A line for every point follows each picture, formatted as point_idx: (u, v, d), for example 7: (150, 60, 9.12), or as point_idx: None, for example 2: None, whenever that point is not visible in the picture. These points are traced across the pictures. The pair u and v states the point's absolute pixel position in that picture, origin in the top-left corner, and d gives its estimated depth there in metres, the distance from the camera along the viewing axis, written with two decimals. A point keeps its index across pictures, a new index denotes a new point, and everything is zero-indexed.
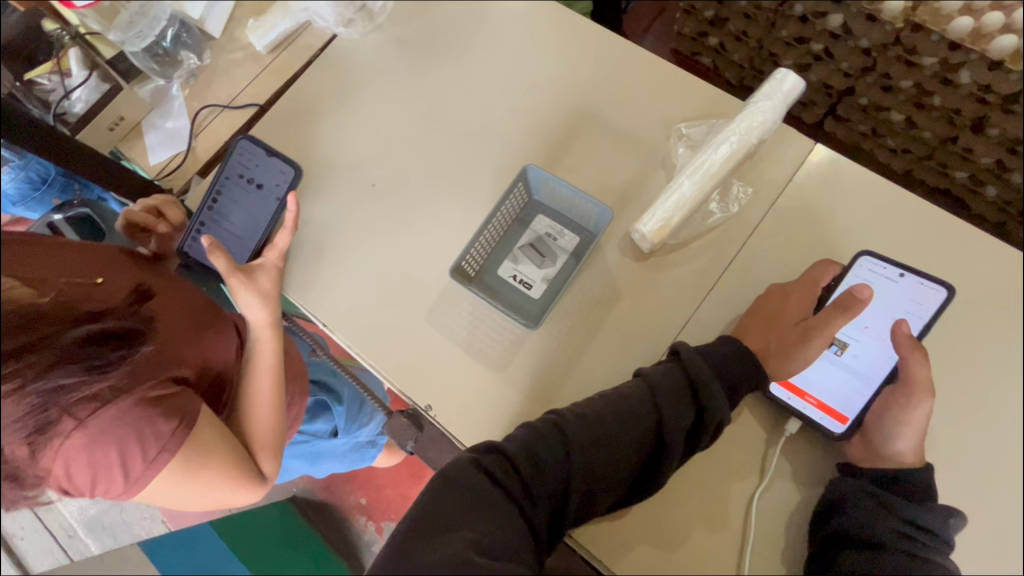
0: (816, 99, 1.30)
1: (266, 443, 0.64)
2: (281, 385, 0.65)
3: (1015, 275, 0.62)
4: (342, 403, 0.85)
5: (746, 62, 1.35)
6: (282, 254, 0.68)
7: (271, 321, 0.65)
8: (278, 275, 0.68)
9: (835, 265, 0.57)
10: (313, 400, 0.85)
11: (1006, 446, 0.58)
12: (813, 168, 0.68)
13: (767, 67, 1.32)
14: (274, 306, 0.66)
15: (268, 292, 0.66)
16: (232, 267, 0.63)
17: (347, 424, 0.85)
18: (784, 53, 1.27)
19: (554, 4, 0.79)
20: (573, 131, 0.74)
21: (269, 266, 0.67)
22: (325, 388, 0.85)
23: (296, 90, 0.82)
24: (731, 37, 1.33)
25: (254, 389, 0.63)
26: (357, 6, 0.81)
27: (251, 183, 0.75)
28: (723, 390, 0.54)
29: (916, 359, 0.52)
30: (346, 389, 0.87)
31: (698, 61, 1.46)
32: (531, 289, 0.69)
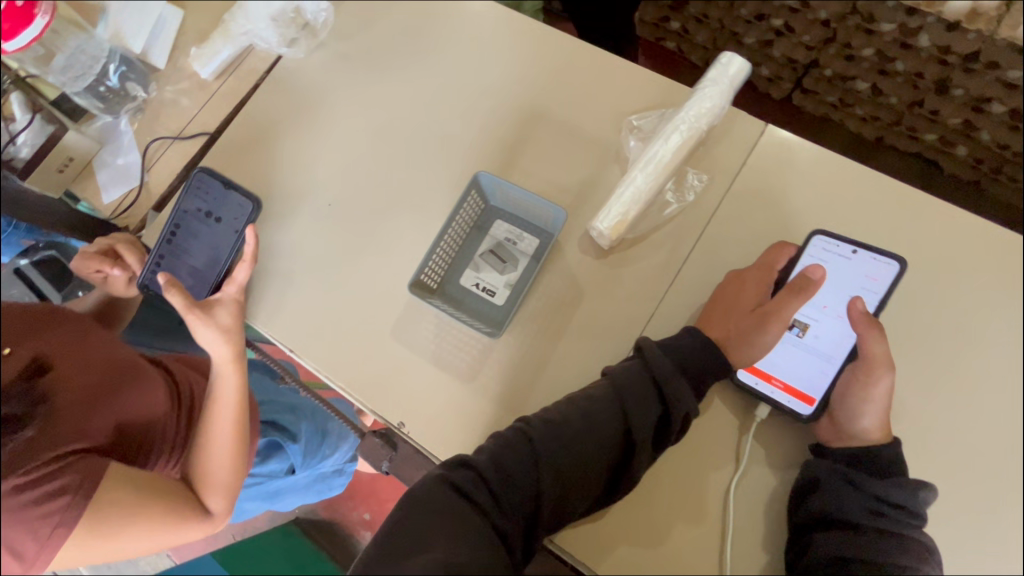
0: (781, 75, 1.29)
1: (220, 483, 0.64)
2: (242, 420, 0.65)
3: (971, 238, 0.62)
4: (297, 440, 0.84)
5: (709, 44, 1.34)
6: (242, 287, 0.67)
7: (234, 355, 0.65)
8: (238, 308, 0.67)
9: (790, 248, 0.57)
10: (265, 440, 0.83)
11: (973, 410, 0.58)
12: (764, 150, 0.67)
13: (731, 46, 1.31)
14: (236, 339, 0.65)
15: (228, 328, 0.65)
16: (189, 303, 0.63)
17: (305, 459, 0.84)
18: (746, 31, 1.26)
19: (494, 5, 0.78)
20: (524, 133, 0.73)
21: (228, 300, 0.66)
22: (276, 427, 0.84)
23: (244, 115, 0.81)
24: (692, 19, 1.33)
25: (213, 427, 0.63)
26: (300, 25, 0.82)
27: (209, 217, 0.73)
28: (688, 383, 0.54)
29: (874, 334, 0.52)
30: (300, 425, 0.86)
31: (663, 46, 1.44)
32: (495, 296, 0.68)
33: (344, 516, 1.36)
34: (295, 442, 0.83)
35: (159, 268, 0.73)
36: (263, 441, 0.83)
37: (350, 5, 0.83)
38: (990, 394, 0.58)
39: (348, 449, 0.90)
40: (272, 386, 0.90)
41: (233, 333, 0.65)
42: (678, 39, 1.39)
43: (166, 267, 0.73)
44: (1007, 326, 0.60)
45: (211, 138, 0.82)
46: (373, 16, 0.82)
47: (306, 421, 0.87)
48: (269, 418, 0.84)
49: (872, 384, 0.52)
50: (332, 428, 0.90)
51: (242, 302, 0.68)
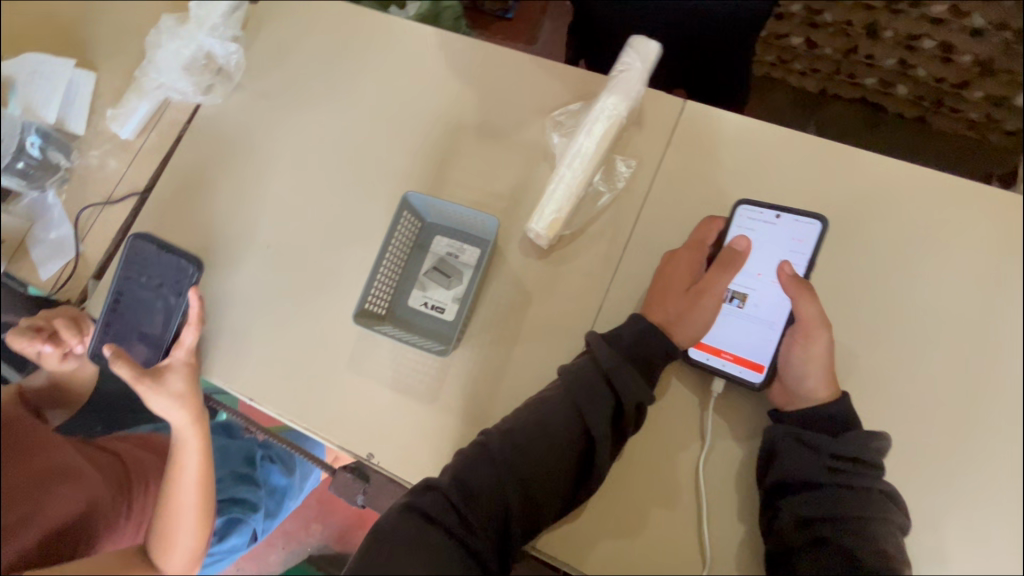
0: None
1: (184, 547, 0.70)
2: (206, 480, 0.69)
3: (897, 182, 0.63)
4: (256, 509, 0.90)
5: None
6: (191, 350, 0.65)
7: (195, 418, 0.67)
8: (190, 370, 0.68)
9: (718, 221, 0.57)
10: (224, 518, 0.88)
11: (922, 348, 0.59)
12: (687, 126, 0.68)
13: None
14: (193, 405, 0.67)
15: (179, 395, 0.66)
16: (139, 374, 0.64)
17: (264, 523, 0.91)
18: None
19: (404, 22, 0.78)
20: (451, 145, 0.73)
21: (178, 363, 0.67)
22: (235, 502, 0.89)
23: (171, 169, 0.79)
24: None
25: (178, 492, 0.68)
26: (213, 70, 0.81)
27: (150, 281, 0.71)
28: (639, 371, 0.54)
29: (806, 295, 0.53)
30: (257, 493, 0.91)
31: None
32: (445, 312, 0.68)
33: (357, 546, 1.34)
34: (254, 512, 0.89)
35: (106, 337, 0.71)
36: (221, 520, 0.87)
37: (261, 44, 0.82)
38: (934, 331, 0.59)
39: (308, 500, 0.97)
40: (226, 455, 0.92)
41: (188, 396, 0.66)
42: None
43: (113, 336, 0.71)
44: (942, 262, 0.61)
45: (142, 198, 0.81)
46: (285, 52, 0.81)
47: (263, 487, 0.92)
48: (226, 496, 0.89)
49: (812, 343, 0.53)
50: (294, 483, 0.95)
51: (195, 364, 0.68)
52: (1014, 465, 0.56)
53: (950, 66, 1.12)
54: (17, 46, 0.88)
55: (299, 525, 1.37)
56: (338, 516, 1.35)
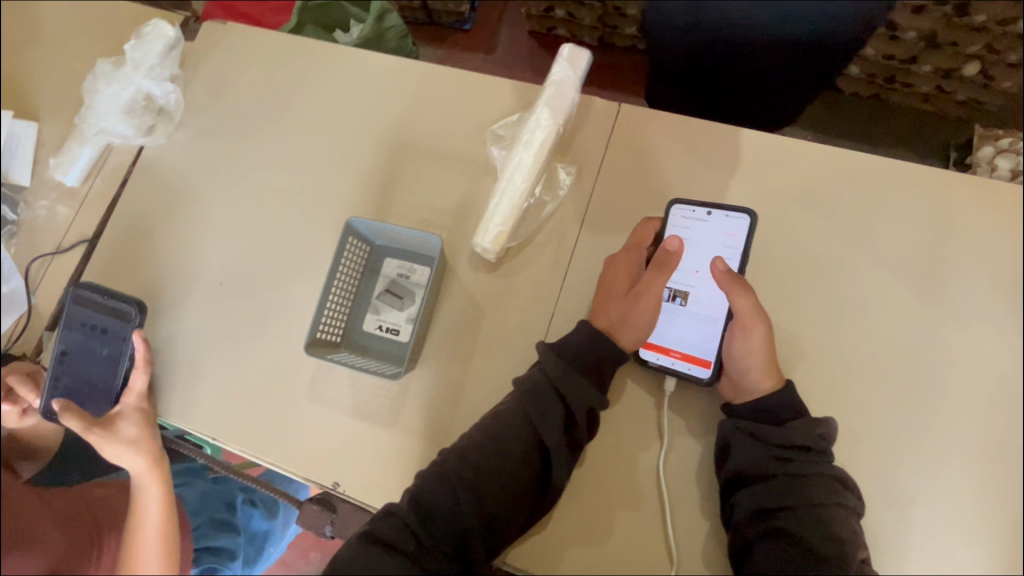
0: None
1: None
2: (168, 526, 0.65)
3: (831, 168, 0.64)
4: (234, 557, 0.88)
5: (596, 23, 1.36)
6: (141, 394, 0.68)
7: (152, 461, 0.66)
8: (143, 416, 0.68)
9: (654, 221, 0.57)
10: (199, 568, 0.85)
11: (868, 329, 0.60)
12: (624, 129, 0.68)
13: (617, 20, 1.33)
14: (149, 447, 0.66)
15: (133, 440, 0.66)
16: (88, 423, 0.64)
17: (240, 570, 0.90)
18: (625, 5, 1.27)
19: (342, 48, 0.78)
20: (395, 167, 0.73)
21: (129, 410, 0.67)
22: (211, 551, 0.86)
23: (118, 214, 0.79)
24: (574, 4, 1.33)
25: (139, 538, 0.62)
26: (154, 111, 0.81)
27: (96, 329, 0.71)
28: (587, 378, 0.54)
29: (740, 289, 0.53)
30: (236, 541, 0.89)
31: (556, 35, 1.47)
32: (400, 333, 0.68)
33: None
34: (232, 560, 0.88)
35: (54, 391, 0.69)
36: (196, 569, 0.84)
37: (202, 82, 0.82)
38: (877, 311, 0.60)
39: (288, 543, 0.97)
40: (206, 500, 0.88)
41: (144, 441, 0.66)
42: (566, 25, 1.43)
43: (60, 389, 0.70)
44: (881, 243, 0.62)
45: (91, 244, 0.81)
46: (226, 88, 0.81)
47: (244, 533, 0.91)
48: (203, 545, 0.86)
49: (750, 334, 0.53)
50: (275, 527, 0.95)
51: (148, 409, 0.69)
52: (966, 437, 0.57)
53: (898, 44, 1.07)
54: None
55: (295, 554, 1.35)
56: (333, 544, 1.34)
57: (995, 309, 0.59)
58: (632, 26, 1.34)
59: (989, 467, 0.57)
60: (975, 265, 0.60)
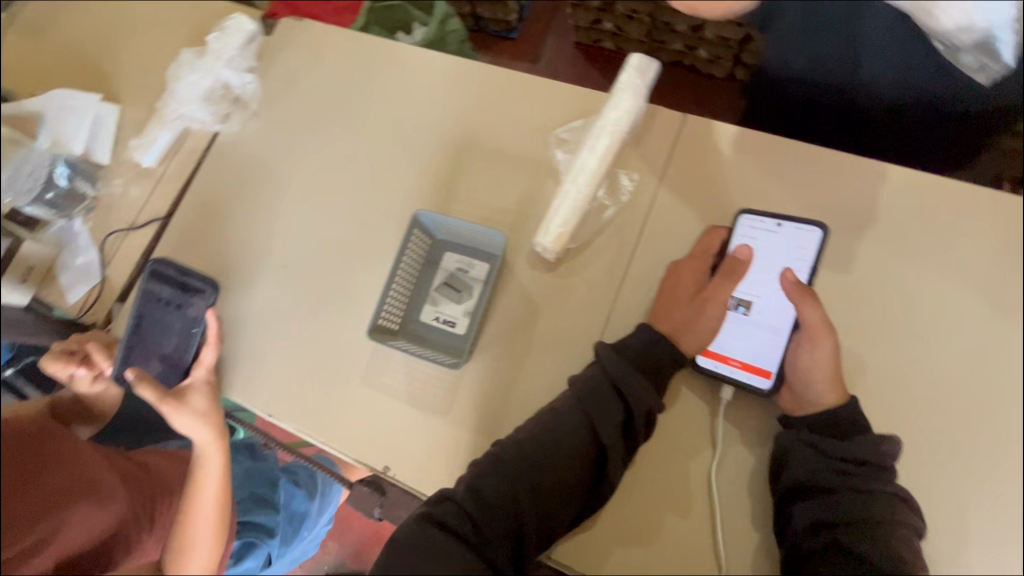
0: (719, 54, 1.32)
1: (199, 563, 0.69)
2: (223, 500, 0.72)
3: (900, 186, 0.63)
4: (273, 534, 0.90)
5: (644, 37, 1.38)
6: (210, 368, 0.72)
7: (215, 438, 0.71)
8: (211, 390, 0.71)
9: (721, 231, 0.59)
10: (240, 541, 0.87)
11: (934, 350, 0.59)
12: (687, 138, 0.69)
13: (665, 36, 1.35)
14: (215, 424, 0.71)
15: (198, 414, 0.69)
16: (161, 395, 0.68)
17: (279, 549, 0.91)
18: (675, 20, 1.28)
19: (411, 48, 0.81)
20: (458, 164, 0.75)
21: (199, 384, 0.71)
22: (251, 526, 0.89)
23: (191, 195, 0.83)
24: (623, 18, 1.35)
25: (197, 508, 0.70)
26: (230, 100, 0.85)
27: (170, 304, 0.74)
28: (646, 379, 0.55)
29: (808, 301, 0.53)
30: (275, 518, 0.91)
31: (602, 47, 1.49)
32: (456, 326, 0.69)
33: None
34: (270, 536, 0.89)
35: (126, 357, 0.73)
36: (237, 542, 0.87)
37: (276, 75, 0.86)
38: (946, 333, 0.59)
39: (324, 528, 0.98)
40: (249, 476, 0.94)
41: (209, 415, 0.70)
42: (614, 38, 1.45)
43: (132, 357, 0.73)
44: (952, 264, 0.60)
45: (163, 223, 0.84)
46: (299, 82, 0.85)
47: (282, 512, 0.93)
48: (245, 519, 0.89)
49: (817, 347, 0.53)
50: (312, 511, 0.96)
51: (214, 382, 0.72)
52: None
53: None
54: (45, 82, 0.93)
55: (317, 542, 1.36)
56: (354, 534, 1.34)
57: None
58: (679, 42, 1.36)
59: None
60: None
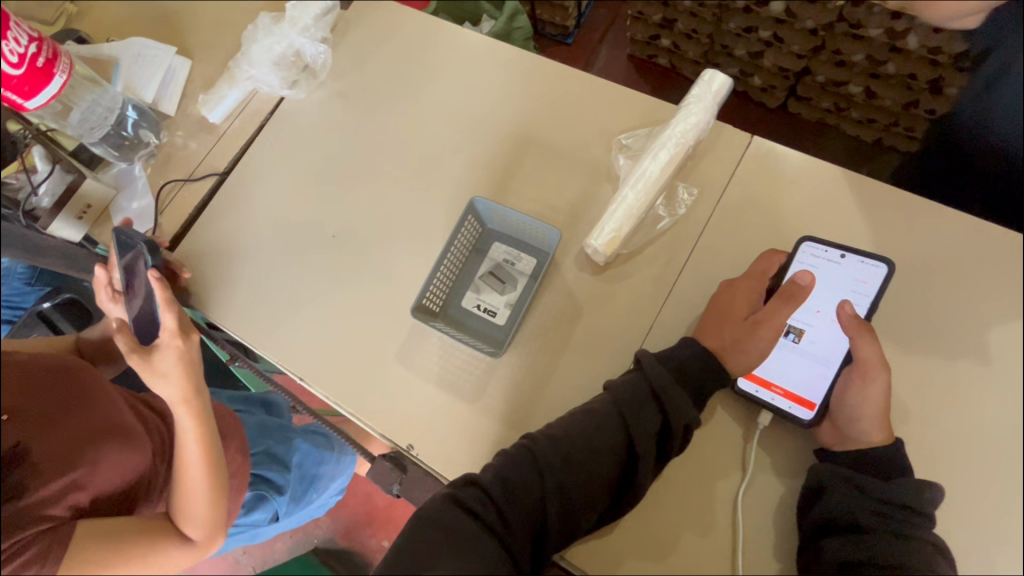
0: (774, 83, 1.31)
1: (196, 515, 0.67)
2: (209, 454, 0.67)
3: (964, 232, 0.62)
4: (282, 491, 0.91)
5: (701, 58, 1.37)
6: (175, 332, 0.65)
7: (185, 395, 0.66)
8: (181, 349, 0.66)
9: (780, 254, 0.58)
10: (252, 493, 0.88)
11: (984, 405, 0.57)
12: (751, 160, 0.69)
13: (722, 58, 1.34)
14: (184, 382, 0.66)
15: (162, 374, 0.65)
16: (133, 348, 0.65)
17: (287, 506, 0.92)
18: (734, 44, 1.28)
19: (483, 38, 0.82)
20: (517, 158, 0.76)
21: (167, 345, 0.65)
22: (264, 480, 0.89)
23: (252, 155, 0.84)
24: (682, 36, 1.35)
25: (184, 462, 0.66)
26: (300, 67, 0.86)
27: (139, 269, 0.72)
28: (688, 394, 0.55)
29: (865, 337, 0.53)
30: (287, 476, 0.92)
31: (656, 63, 1.49)
32: (496, 316, 0.70)
33: (362, 544, 1.31)
34: (280, 493, 0.90)
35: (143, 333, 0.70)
36: (249, 494, 0.88)
37: (349, 49, 0.87)
38: (998, 387, 0.57)
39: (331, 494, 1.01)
40: (266, 430, 0.94)
41: (175, 377, 0.65)
42: (669, 55, 1.44)
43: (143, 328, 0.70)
44: (1012, 319, 0.59)
45: (220, 179, 0.85)
46: (369, 58, 0.86)
47: (295, 471, 0.94)
48: (258, 472, 0.90)
49: (868, 384, 0.53)
50: (322, 474, 0.98)
51: (183, 345, 0.66)
52: None
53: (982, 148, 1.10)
54: (123, 30, 0.96)
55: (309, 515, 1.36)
56: (348, 512, 1.33)
57: None
58: (736, 66, 1.35)
59: None
60: None
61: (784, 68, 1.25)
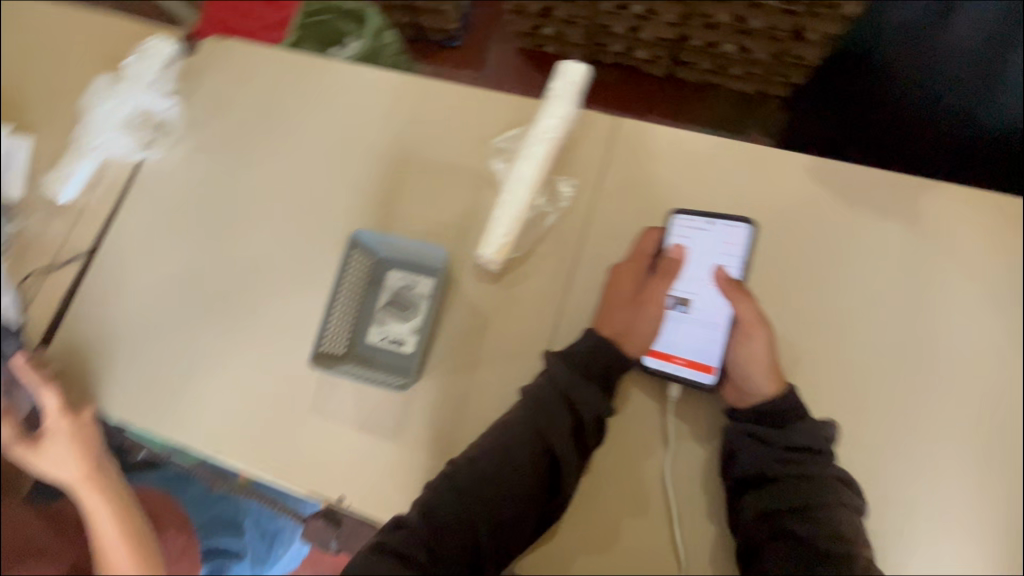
0: (658, 53, 1.35)
1: None
2: (123, 525, 0.74)
3: (826, 173, 0.65)
4: (241, 556, 0.94)
5: (586, 41, 1.38)
6: (59, 412, 0.70)
7: (86, 472, 0.73)
8: (68, 431, 0.71)
9: (655, 231, 0.60)
10: (207, 567, 0.92)
11: (871, 333, 0.60)
12: (622, 141, 0.70)
13: (605, 38, 1.35)
14: (85, 460, 0.72)
15: (60, 459, 0.71)
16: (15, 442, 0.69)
17: (253, 567, 0.94)
18: (612, 22, 1.30)
19: (342, 65, 0.80)
20: (398, 180, 0.74)
21: (55, 430, 0.71)
22: (220, 550, 0.93)
23: (118, 227, 0.78)
24: (564, 22, 1.36)
25: (103, 533, 0.74)
26: (151, 126, 0.81)
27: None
28: (594, 386, 0.56)
29: (742, 297, 0.55)
30: (242, 540, 0.94)
31: (545, 51, 1.48)
32: (403, 345, 0.68)
33: None
34: (239, 559, 0.94)
35: None
36: (207, 566, 0.92)
37: (204, 96, 0.82)
38: (878, 314, 0.60)
39: (299, 549, 0.96)
40: (210, 498, 0.95)
41: (72, 458, 0.72)
42: (557, 42, 1.44)
43: None
44: (880, 247, 0.62)
45: (87, 258, 0.79)
46: (227, 102, 0.81)
47: (253, 530, 0.95)
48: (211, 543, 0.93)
49: (751, 340, 0.55)
50: (281, 527, 0.95)
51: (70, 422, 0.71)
52: (969, 436, 0.57)
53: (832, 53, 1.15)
54: None
55: None
56: None
57: (991, 310, 0.60)
58: (620, 44, 1.37)
59: (997, 468, 0.56)
60: (970, 267, 0.61)
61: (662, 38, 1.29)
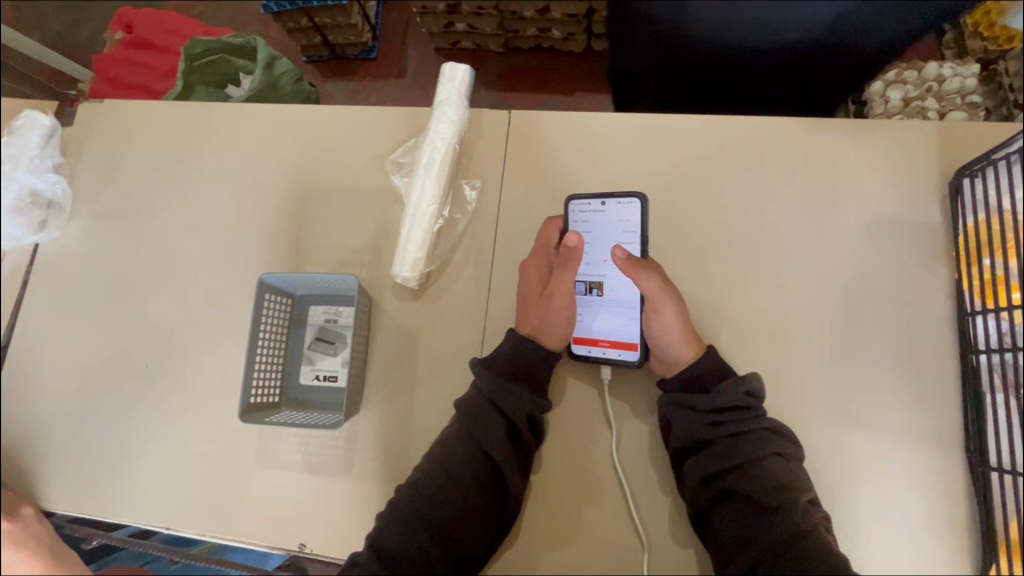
0: (572, 30, 1.32)
1: None
2: None
3: (718, 129, 0.65)
4: None
5: (499, 30, 1.34)
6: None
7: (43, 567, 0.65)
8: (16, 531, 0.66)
9: (556, 222, 0.62)
10: None
11: (785, 278, 0.61)
12: (517, 135, 0.69)
13: (517, 24, 1.32)
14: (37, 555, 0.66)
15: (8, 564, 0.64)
16: None
17: None
18: (521, 7, 1.26)
19: (228, 107, 0.77)
20: (304, 214, 0.73)
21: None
22: None
23: (26, 315, 0.75)
24: (472, 15, 1.30)
25: None
26: (42, 205, 0.75)
27: None
28: (521, 385, 0.57)
29: (641, 272, 0.55)
30: None
31: (462, 47, 1.43)
32: (338, 379, 0.67)
33: None
34: None
35: None
36: None
37: (93, 165, 0.79)
38: (789, 258, 0.61)
39: None
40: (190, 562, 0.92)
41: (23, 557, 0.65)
42: (471, 37, 1.39)
43: None
44: (780, 193, 0.63)
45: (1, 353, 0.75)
46: (117, 167, 0.78)
47: None
48: None
49: (661, 314, 0.56)
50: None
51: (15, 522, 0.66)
52: (893, 359, 0.58)
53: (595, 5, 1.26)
54: None
55: None
56: None
57: (895, 233, 0.61)
58: (533, 27, 1.34)
59: (926, 386, 0.57)
60: (868, 196, 0.62)
61: (573, 14, 1.27)
